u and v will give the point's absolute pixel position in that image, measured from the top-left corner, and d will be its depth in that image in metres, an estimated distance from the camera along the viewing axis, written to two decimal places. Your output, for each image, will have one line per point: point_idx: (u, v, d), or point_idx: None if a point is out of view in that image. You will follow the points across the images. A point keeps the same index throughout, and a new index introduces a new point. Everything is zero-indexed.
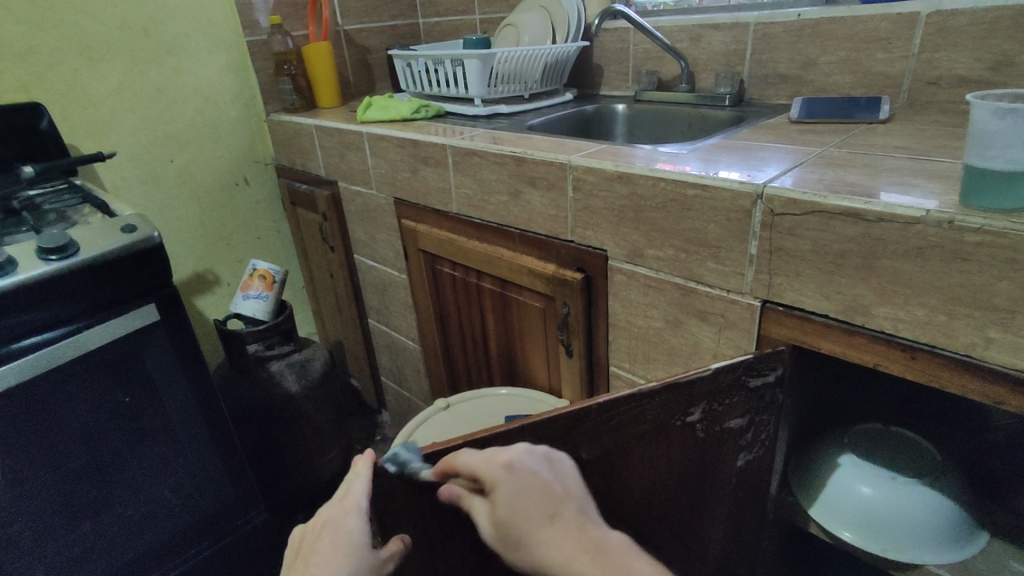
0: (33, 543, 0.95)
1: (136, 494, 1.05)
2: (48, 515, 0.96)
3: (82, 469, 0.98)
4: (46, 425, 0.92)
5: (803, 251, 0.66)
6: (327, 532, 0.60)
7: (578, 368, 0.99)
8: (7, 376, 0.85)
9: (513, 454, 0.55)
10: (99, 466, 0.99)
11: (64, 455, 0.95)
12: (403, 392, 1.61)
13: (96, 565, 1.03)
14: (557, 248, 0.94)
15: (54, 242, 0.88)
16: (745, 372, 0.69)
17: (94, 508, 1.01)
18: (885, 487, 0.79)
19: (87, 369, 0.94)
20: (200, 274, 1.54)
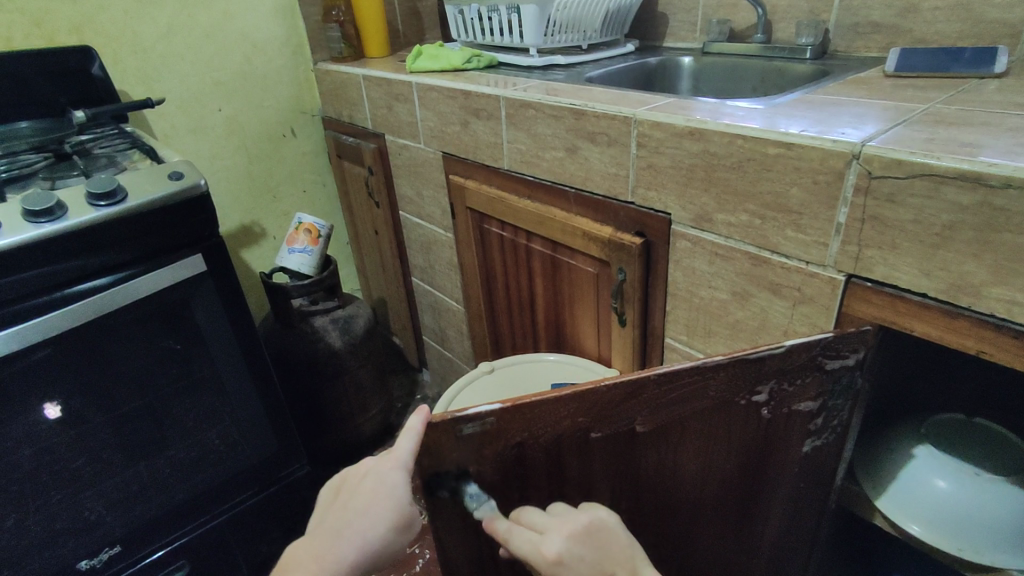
0: (92, 480, 0.98)
1: (186, 437, 1.07)
2: (104, 455, 0.98)
3: (135, 411, 1.00)
4: (100, 367, 0.93)
5: (903, 221, 0.58)
6: (371, 481, 0.57)
7: (631, 338, 0.94)
8: (61, 321, 0.86)
9: (564, 547, 0.54)
10: (151, 410, 1.01)
11: (118, 398, 0.97)
12: (445, 353, 1.59)
13: (150, 504, 1.06)
14: (614, 210, 0.88)
15: (103, 188, 0.87)
16: (822, 352, 0.62)
17: (148, 449, 1.03)
18: (964, 483, 0.72)
19: (137, 315, 0.94)
20: (247, 226, 1.54)
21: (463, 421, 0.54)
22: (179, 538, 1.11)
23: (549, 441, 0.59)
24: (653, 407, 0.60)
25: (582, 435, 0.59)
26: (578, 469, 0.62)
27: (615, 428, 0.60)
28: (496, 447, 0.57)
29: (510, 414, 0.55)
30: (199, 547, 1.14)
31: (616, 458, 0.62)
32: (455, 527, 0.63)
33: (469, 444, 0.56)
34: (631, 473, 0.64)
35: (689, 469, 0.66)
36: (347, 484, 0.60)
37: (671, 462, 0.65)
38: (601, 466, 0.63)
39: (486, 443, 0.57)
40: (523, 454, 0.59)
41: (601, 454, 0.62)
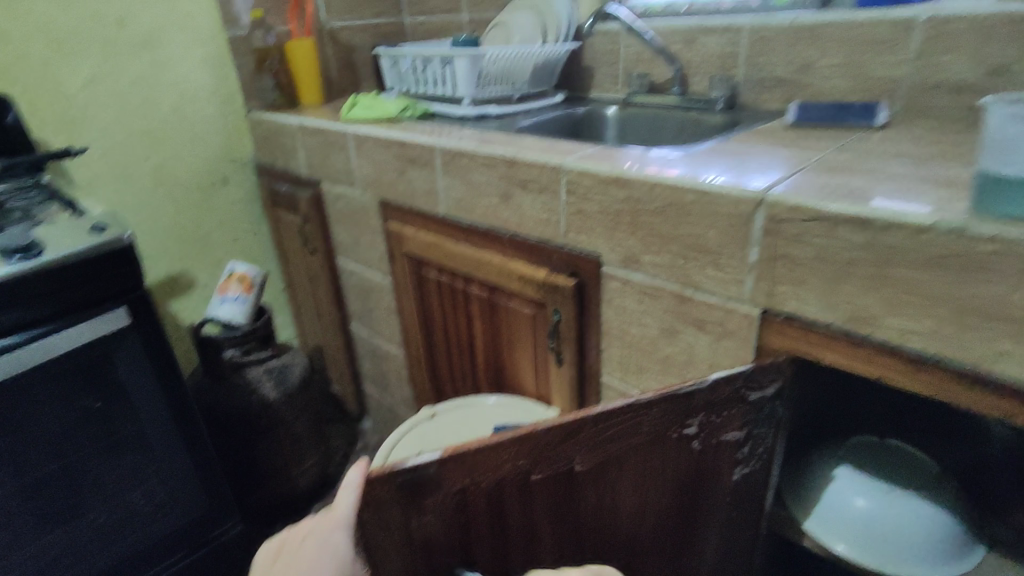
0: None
1: (107, 501, 1.00)
2: (12, 526, 0.90)
3: (49, 476, 0.92)
4: (9, 430, 0.86)
5: (808, 259, 0.63)
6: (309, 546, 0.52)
7: (569, 377, 0.96)
8: None
9: None
10: (67, 478, 0.94)
11: (29, 466, 0.90)
12: (387, 399, 1.57)
13: None
14: (547, 253, 0.91)
15: (18, 243, 0.84)
16: (744, 384, 0.66)
17: (65, 516, 0.95)
18: (879, 499, 0.77)
19: (51, 375, 0.89)
20: (175, 276, 1.49)
21: (404, 471, 0.54)
22: None
23: (491, 486, 0.59)
24: (590, 446, 0.61)
25: (523, 478, 0.60)
26: (521, 513, 0.62)
27: (555, 469, 0.61)
28: (438, 497, 0.57)
29: (452, 462, 0.56)
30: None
31: (557, 499, 0.63)
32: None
33: (411, 496, 0.55)
34: (572, 513, 0.65)
35: (628, 506, 0.67)
36: (284, 553, 0.54)
37: (610, 500, 0.66)
38: (543, 509, 0.63)
39: (429, 494, 0.56)
40: (466, 502, 0.59)
41: (542, 496, 0.62)
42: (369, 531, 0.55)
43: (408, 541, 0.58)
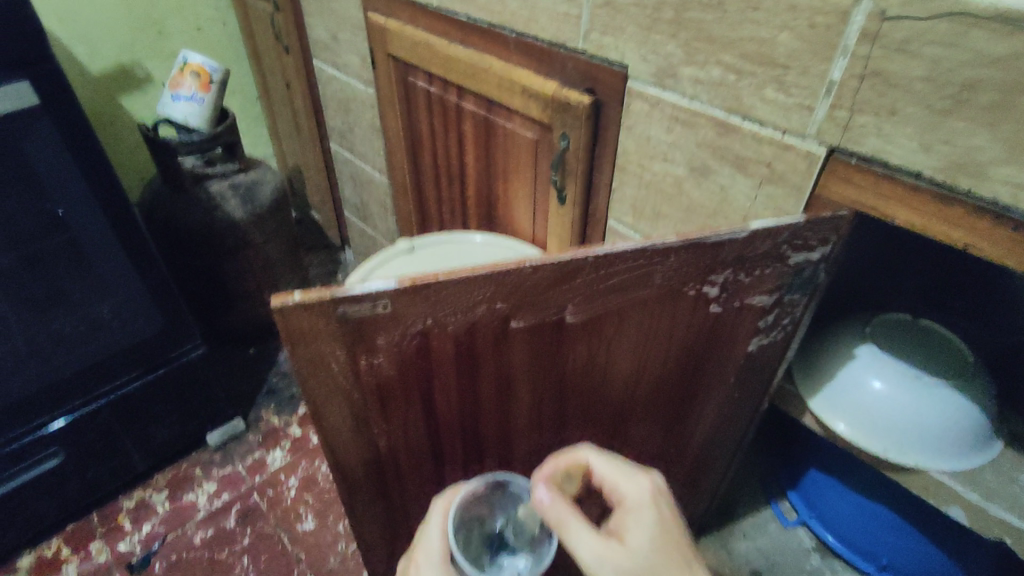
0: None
1: (92, 291, 0.93)
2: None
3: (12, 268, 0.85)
4: None
5: (913, 78, 0.47)
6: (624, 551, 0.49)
7: (570, 218, 0.82)
8: None
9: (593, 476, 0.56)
10: (13, 281, 0.85)
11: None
12: (368, 231, 1.44)
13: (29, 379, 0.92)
14: (561, 60, 0.73)
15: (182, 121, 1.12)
16: (788, 240, 0.53)
17: (51, 299, 0.90)
18: (902, 385, 0.72)
19: None
20: (126, 68, 1.27)
21: (349, 303, 0.43)
22: (79, 405, 0.98)
23: (460, 328, 0.49)
24: (591, 290, 0.50)
25: (504, 322, 0.50)
26: (496, 365, 0.54)
27: (541, 318, 0.51)
28: (394, 336, 0.47)
29: (407, 297, 0.45)
30: (86, 446, 1.01)
31: (540, 351, 0.54)
32: (344, 427, 0.54)
33: (359, 330, 0.46)
34: (558, 369, 0.57)
35: (621, 364, 0.59)
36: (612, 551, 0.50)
37: (603, 354, 0.57)
38: (523, 363, 0.54)
39: (378, 331, 0.46)
40: (429, 344, 0.49)
41: (522, 346, 0.52)
42: (300, 359, 0.46)
43: (385, 383, 0.51)
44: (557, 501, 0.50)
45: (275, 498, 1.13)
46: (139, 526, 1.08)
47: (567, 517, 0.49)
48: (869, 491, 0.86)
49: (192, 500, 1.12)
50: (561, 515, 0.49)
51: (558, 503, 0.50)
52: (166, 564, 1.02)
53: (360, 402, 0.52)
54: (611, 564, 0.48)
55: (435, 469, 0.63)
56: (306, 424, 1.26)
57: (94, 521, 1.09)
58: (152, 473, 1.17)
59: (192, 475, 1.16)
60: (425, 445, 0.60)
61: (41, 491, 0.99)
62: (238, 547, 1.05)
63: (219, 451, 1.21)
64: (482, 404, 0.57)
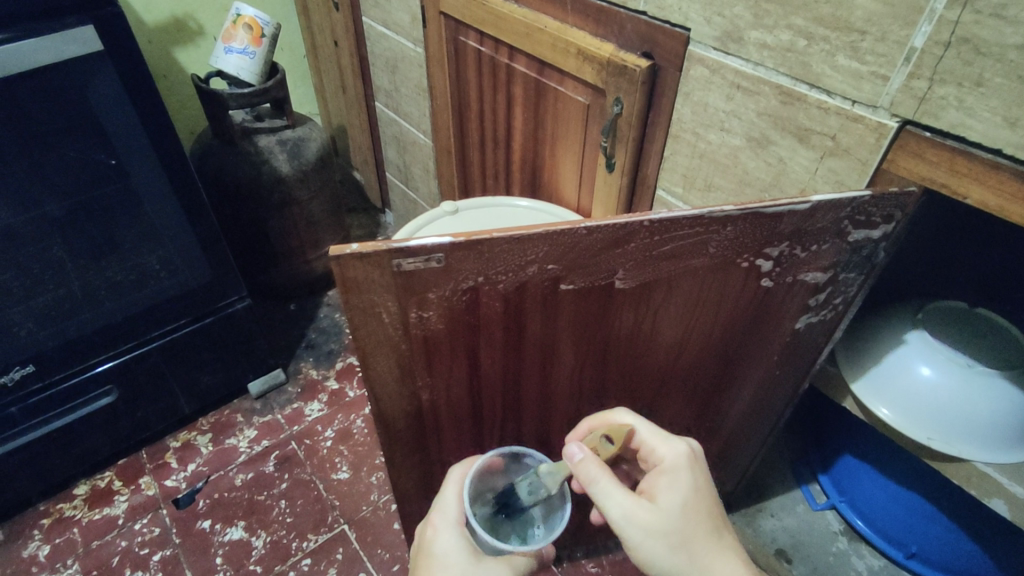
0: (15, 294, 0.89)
1: (142, 239, 0.96)
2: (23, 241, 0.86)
3: (69, 211, 0.88)
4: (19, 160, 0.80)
5: (1005, 47, 0.44)
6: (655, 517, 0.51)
7: (617, 187, 0.81)
8: None
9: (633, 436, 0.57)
10: (74, 222, 0.89)
11: (36, 198, 0.84)
12: (409, 193, 1.45)
13: (84, 320, 0.96)
14: (621, 22, 0.71)
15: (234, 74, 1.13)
16: (850, 216, 0.52)
17: (103, 244, 0.93)
18: (953, 373, 0.70)
19: (34, 92, 0.76)
20: (180, 20, 1.28)
21: (404, 254, 0.44)
22: (129, 348, 1.02)
23: (510, 287, 0.49)
24: (643, 256, 0.50)
25: (554, 284, 0.50)
26: (542, 327, 0.54)
27: (591, 282, 0.51)
28: (445, 290, 0.48)
29: (461, 252, 0.45)
30: (139, 386, 1.06)
31: (586, 315, 0.54)
32: (389, 378, 0.55)
33: (411, 282, 0.46)
34: (602, 334, 0.56)
35: (666, 333, 0.59)
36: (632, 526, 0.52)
37: (648, 322, 0.56)
38: (568, 326, 0.54)
39: (429, 285, 0.47)
40: (478, 300, 0.49)
41: (568, 308, 0.52)
42: (353, 309, 0.47)
43: (431, 337, 0.52)
44: (590, 461, 0.50)
45: (311, 447, 1.16)
46: (185, 465, 1.13)
47: (598, 477, 0.49)
48: (907, 479, 0.84)
49: (234, 444, 1.17)
50: (592, 474, 0.49)
51: (591, 462, 0.50)
52: (209, 502, 1.08)
53: (406, 354, 0.53)
54: (637, 522, 0.50)
55: (473, 426, 0.64)
56: (342, 379, 1.29)
57: (143, 457, 1.15)
58: (197, 416, 1.22)
59: (234, 422, 1.21)
60: (466, 401, 0.61)
61: (97, 426, 1.05)
62: (277, 491, 1.10)
63: (260, 399, 1.25)
64: (524, 365, 0.58)
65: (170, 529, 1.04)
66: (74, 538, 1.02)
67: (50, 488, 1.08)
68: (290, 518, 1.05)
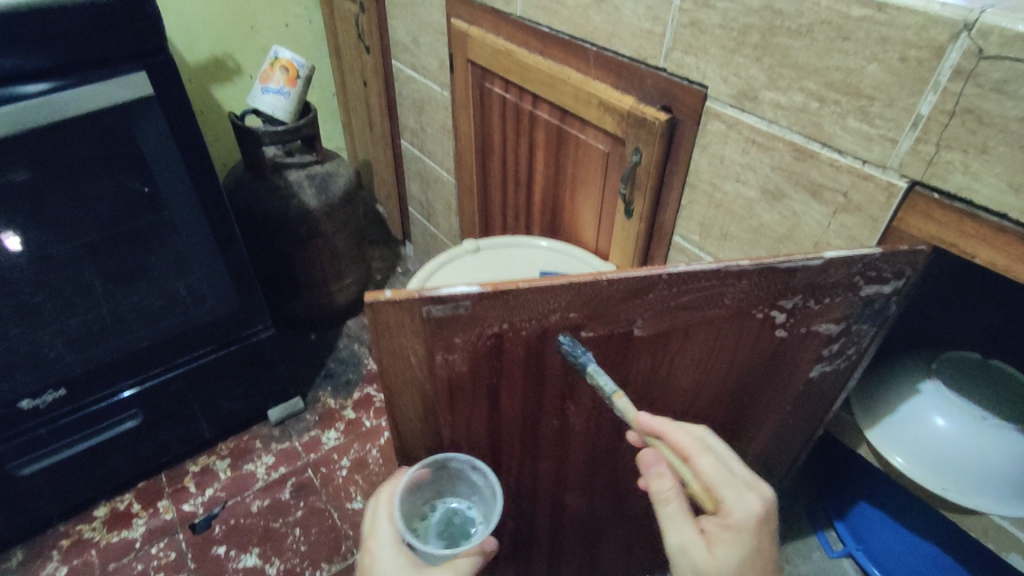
0: (53, 318, 0.93)
1: (174, 268, 1.00)
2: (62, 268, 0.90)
3: (107, 240, 0.92)
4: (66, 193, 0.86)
5: (1007, 119, 0.46)
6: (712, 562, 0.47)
7: (635, 232, 0.83)
8: (7, 119, 0.73)
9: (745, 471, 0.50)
10: (115, 245, 0.94)
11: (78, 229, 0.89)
12: (430, 228, 1.49)
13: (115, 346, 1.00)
14: (640, 76, 0.74)
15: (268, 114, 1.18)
16: (862, 272, 0.54)
17: (136, 272, 0.97)
18: (967, 423, 0.71)
19: (85, 132, 0.81)
20: (219, 59, 1.35)
21: (434, 301, 0.46)
22: (155, 375, 1.05)
23: (533, 332, 0.51)
24: (662, 306, 0.52)
25: (577, 329, 0.52)
26: (563, 370, 0.56)
27: (613, 328, 0.53)
28: (471, 335, 0.50)
29: (489, 301, 0.47)
30: (163, 410, 1.09)
31: (607, 359, 0.56)
32: (413, 415, 0.57)
33: (439, 327, 0.49)
34: (620, 378, 0.58)
35: (682, 378, 0.60)
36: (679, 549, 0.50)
37: (667, 367, 0.58)
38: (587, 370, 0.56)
39: (457, 329, 0.49)
40: (502, 345, 0.52)
41: (589, 352, 0.54)
42: (382, 351, 0.50)
43: (456, 379, 0.54)
44: (663, 478, 0.49)
45: (327, 475, 1.18)
46: (202, 490, 1.15)
47: (665, 499, 0.48)
48: (924, 530, 0.84)
49: (251, 471, 1.19)
50: (662, 493, 0.48)
51: (663, 479, 0.49)
52: (225, 528, 1.09)
53: (431, 394, 0.55)
54: (689, 556, 0.47)
55: (491, 464, 0.66)
56: (360, 410, 1.31)
57: (163, 481, 1.17)
58: (216, 441, 1.24)
59: (252, 448, 1.23)
60: (485, 439, 0.62)
61: (120, 449, 1.07)
62: (291, 518, 1.11)
63: (278, 427, 1.27)
64: (543, 406, 0.60)
65: (186, 554, 1.05)
66: (93, 559, 1.04)
67: (73, 509, 1.10)
68: (303, 547, 1.07)
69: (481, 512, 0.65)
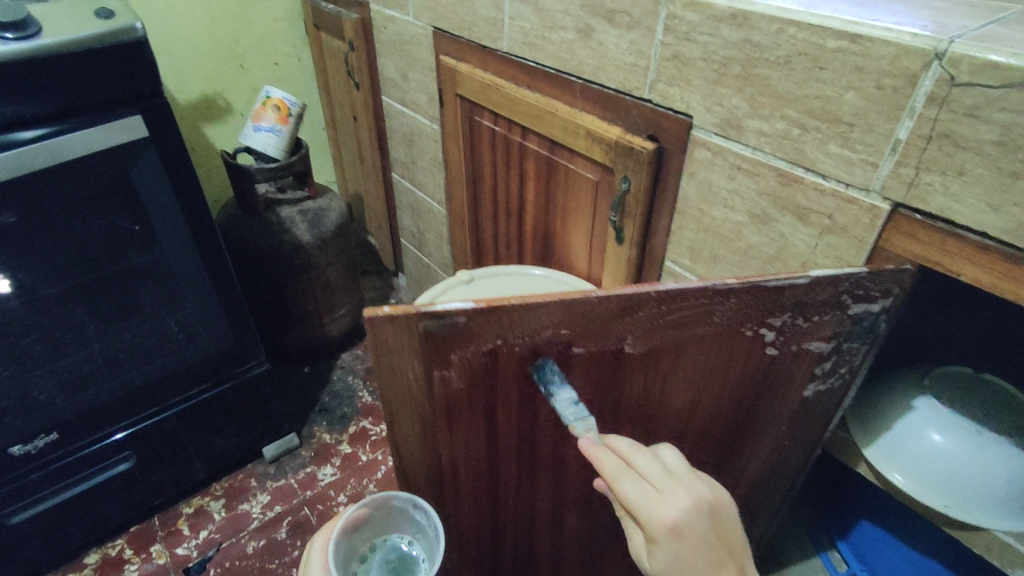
0: (45, 361, 0.92)
1: (167, 307, 1.00)
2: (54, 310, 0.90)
3: (100, 281, 0.92)
4: (60, 235, 0.86)
5: (981, 142, 0.48)
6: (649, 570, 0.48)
7: (626, 258, 0.85)
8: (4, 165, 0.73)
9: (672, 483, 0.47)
10: (108, 284, 0.93)
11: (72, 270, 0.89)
12: (423, 259, 1.50)
13: (107, 387, 0.99)
14: (626, 107, 0.76)
15: (259, 151, 1.20)
16: (849, 290, 0.54)
17: (129, 312, 0.97)
18: (962, 439, 0.71)
19: (80, 175, 0.82)
20: (210, 98, 1.37)
21: (429, 318, 0.47)
22: (147, 416, 1.04)
23: (526, 350, 0.52)
24: (653, 323, 0.52)
25: (568, 346, 0.52)
26: None
27: (604, 345, 0.53)
28: (466, 351, 0.50)
29: (484, 316, 0.48)
30: (156, 451, 1.07)
31: (599, 378, 0.56)
32: (412, 431, 0.57)
33: (434, 345, 0.49)
34: (614, 397, 0.58)
35: (676, 396, 0.60)
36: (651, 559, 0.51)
37: (660, 385, 0.58)
38: (580, 389, 0.56)
39: (452, 347, 0.49)
40: (497, 363, 0.52)
41: (582, 370, 0.55)
42: (381, 366, 0.50)
43: (453, 395, 0.54)
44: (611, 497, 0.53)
45: (324, 513, 1.16)
46: (196, 533, 1.13)
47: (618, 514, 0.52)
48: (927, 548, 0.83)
49: (246, 510, 1.17)
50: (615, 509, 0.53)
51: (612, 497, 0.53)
52: (219, 572, 1.07)
53: (429, 411, 0.55)
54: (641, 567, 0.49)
55: (489, 484, 0.66)
56: (356, 444, 1.30)
57: (156, 524, 1.15)
58: (210, 482, 1.22)
59: (247, 487, 1.21)
60: (482, 459, 0.62)
61: (112, 492, 1.05)
62: (288, 559, 1.09)
63: (273, 464, 1.26)
64: (539, 424, 0.60)
65: None
66: None
67: (62, 557, 1.07)
68: None
69: (425, 548, 0.63)
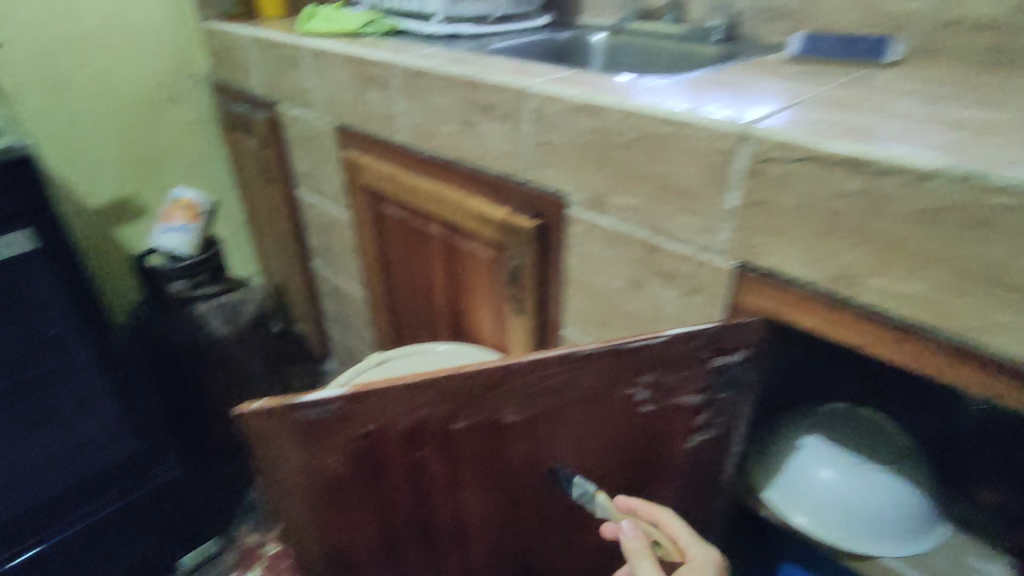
0: None
1: (68, 415, 0.96)
2: None
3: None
4: None
5: (791, 207, 0.55)
6: None
7: (527, 328, 0.89)
8: None
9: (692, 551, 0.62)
10: (6, 400, 0.89)
11: None
12: (348, 342, 1.50)
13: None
14: (509, 190, 0.82)
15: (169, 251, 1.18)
16: (705, 346, 0.60)
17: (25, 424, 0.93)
18: (846, 472, 0.76)
19: None
20: (121, 201, 1.37)
21: (304, 407, 0.49)
22: (45, 536, 0.97)
23: (406, 429, 0.54)
24: (525, 392, 0.56)
25: (448, 421, 0.55)
26: (445, 467, 0.58)
27: (483, 417, 0.56)
28: (345, 437, 0.52)
29: (359, 401, 0.51)
30: None
31: (485, 452, 0.58)
32: (305, 523, 0.57)
33: (312, 434, 0.51)
34: (503, 466, 0.61)
35: (565, 461, 0.63)
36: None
37: (546, 452, 0.61)
38: (468, 461, 0.59)
39: (330, 432, 0.51)
40: (379, 445, 0.54)
41: (466, 445, 0.57)
42: (262, 459, 0.52)
43: (341, 481, 0.55)
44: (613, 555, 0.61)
45: None
46: None
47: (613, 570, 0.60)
48: None
49: None
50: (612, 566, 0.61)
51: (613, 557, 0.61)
52: None
53: (316, 501, 0.56)
54: None
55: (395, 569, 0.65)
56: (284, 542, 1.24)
57: None
58: None
59: None
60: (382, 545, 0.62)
61: None
62: None
63: None
64: (433, 500, 0.61)
65: None
66: None
67: None
68: None
69: None
